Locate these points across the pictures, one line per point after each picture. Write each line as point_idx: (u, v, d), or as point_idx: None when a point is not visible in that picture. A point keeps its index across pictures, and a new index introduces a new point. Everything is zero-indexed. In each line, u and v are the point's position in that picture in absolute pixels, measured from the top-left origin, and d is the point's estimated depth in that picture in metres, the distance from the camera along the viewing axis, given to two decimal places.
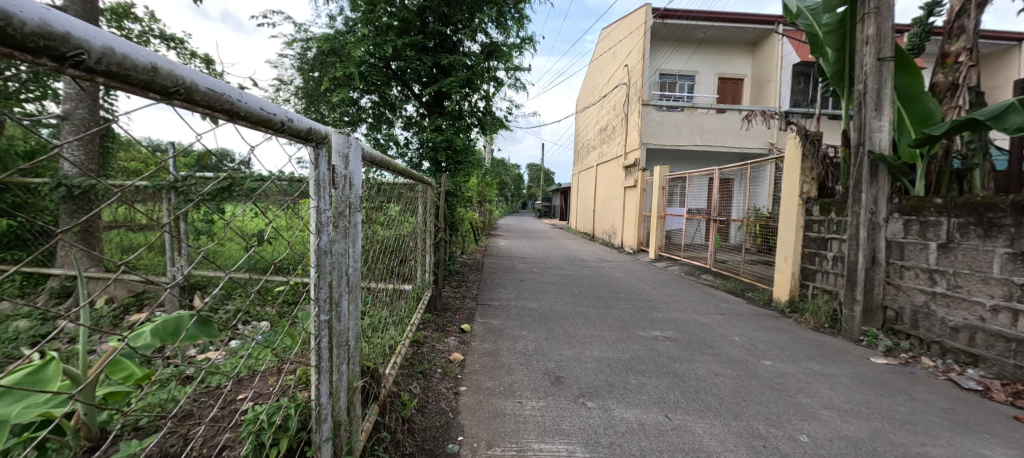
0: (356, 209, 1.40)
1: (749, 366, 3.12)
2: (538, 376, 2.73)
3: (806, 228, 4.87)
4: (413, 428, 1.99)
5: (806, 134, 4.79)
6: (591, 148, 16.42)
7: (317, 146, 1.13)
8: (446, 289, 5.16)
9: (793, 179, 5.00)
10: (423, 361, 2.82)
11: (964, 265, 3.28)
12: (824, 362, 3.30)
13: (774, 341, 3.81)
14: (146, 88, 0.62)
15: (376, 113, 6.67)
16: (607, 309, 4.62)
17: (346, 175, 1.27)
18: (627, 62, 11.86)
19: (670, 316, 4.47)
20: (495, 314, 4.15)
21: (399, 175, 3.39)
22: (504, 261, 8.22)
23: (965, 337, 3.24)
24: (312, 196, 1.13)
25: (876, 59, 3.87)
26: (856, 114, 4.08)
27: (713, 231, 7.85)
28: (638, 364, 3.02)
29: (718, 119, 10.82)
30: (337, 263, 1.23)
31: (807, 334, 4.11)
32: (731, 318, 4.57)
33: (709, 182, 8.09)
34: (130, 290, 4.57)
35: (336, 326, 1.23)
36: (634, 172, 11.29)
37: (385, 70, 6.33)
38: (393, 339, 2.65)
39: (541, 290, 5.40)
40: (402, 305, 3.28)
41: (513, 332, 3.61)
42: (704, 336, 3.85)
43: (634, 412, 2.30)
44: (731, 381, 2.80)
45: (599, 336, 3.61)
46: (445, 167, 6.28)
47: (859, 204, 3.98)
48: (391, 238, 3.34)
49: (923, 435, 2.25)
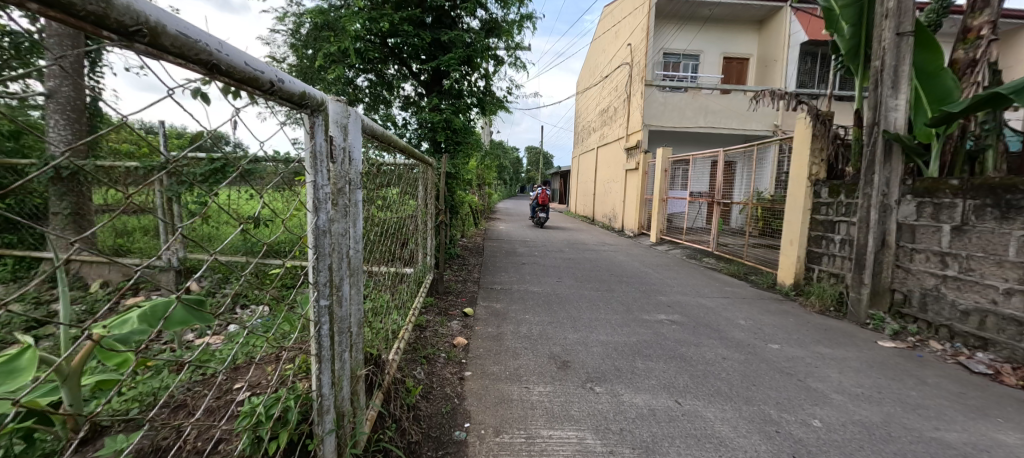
0: (356, 187, 1.28)
1: (757, 350, 3.08)
2: (544, 360, 2.68)
3: (813, 210, 4.79)
4: (418, 415, 1.94)
5: (817, 114, 4.66)
6: (592, 130, 16.16)
7: (312, 114, 1.00)
8: (446, 272, 5.10)
9: (800, 161, 4.90)
10: (426, 345, 2.75)
11: (977, 248, 3.21)
12: (832, 346, 3.26)
13: (781, 325, 3.76)
14: (98, 25, 0.50)
15: (373, 93, 6.57)
16: (609, 293, 4.57)
17: (345, 148, 1.16)
18: (629, 41, 11.56)
19: (674, 299, 4.43)
20: (497, 298, 4.10)
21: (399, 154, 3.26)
22: (504, 244, 8.13)
23: (975, 320, 3.20)
24: (308, 170, 1.01)
25: (895, 34, 3.71)
26: (872, 92, 3.95)
27: (716, 214, 7.77)
28: (645, 348, 2.97)
29: (722, 100, 10.62)
30: (337, 244, 1.14)
31: (812, 317, 4.07)
32: (736, 302, 4.52)
33: (713, 165, 7.98)
34: (125, 274, 4.49)
35: (337, 313, 1.15)
36: (636, 155, 11.11)
37: (382, 47, 6.12)
38: (396, 323, 2.58)
39: (544, 273, 5.35)
40: (404, 289, 3.23)
41: (516, 316, 3.56)
42: (711, 319, 3.79)
43: (644, 397, 2.25)
44: (740, 365, 2.77)
45: (604, 320, 3.56)
46: (444, 147, 6.12)
47: (871, 185, 3.89)
48: (391, 221, 3.26)
49: (937, 420, 2.22)
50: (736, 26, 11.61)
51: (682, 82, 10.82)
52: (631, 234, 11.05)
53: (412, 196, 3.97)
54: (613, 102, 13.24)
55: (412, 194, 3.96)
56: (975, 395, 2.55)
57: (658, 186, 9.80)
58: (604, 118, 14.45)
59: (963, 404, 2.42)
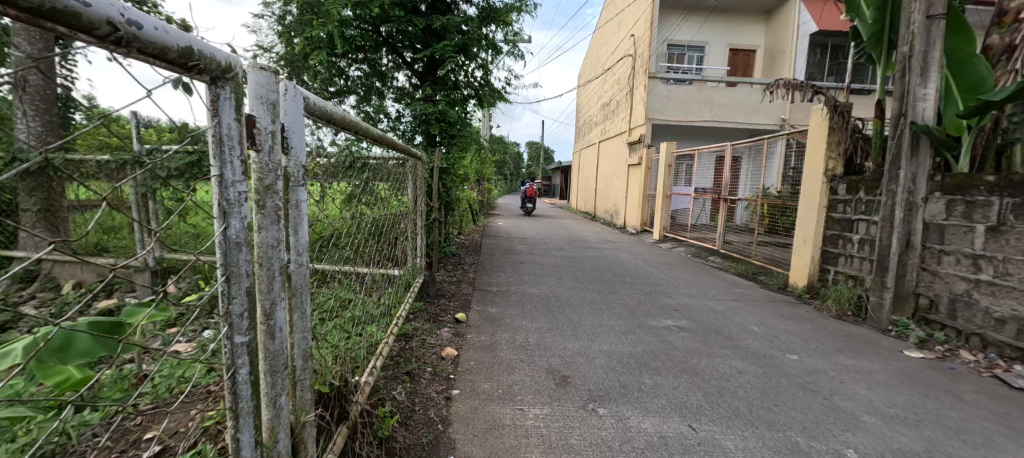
0: (297, 182, 1.01)
1: (774, 362, 2.81)
2: (542, 375, 2.41)
3: (829, 208, 4.51)
4: (392, 448, 1.68)
5: (835, 105, 4.37)
6: (594, 124, 15.83)
7: (216, 84, 0.73)
8: (440, 273, 4.83)
9: (815, 155, 4.61)
10: (411, 358, 2.49)
11: (1016, 251, 2.94)
12: (856, 357, 3.00)
13: (797, 332, 3.50)
14: None
15: (365, 84, 6.27)
16: (612, 295, 4.30)
17: (275, 130, 0.89)
18: (633, 32, 11.21)
19: (682, 303, 4.16)
20: (493, 301, 3.83)
21: (385, 147, 2.98)
22: (503, 242, 7.85)
23: (1013, 330, 2.93)
24: (212, 158, 0.74)
25: (924, 16, 3.41)
26: (898, 80, 3.65)
27: (723, 211, 7.47)
28: (652, 360, 2.71)
29: (728, 93, 10.30)
30: (265, 259, 0.87)
31: (830, 322, 3.81)
32: (747, 305, 4.26)
33: (720, 160, 7.67)
34: (99, 274, 4.22)
35: (265, 348, 0.89)
36: (639, 149, 10.79)
37: (373, 35, 5.82)
38: (375, 336, 2.33)
39: (543, 274, 5.08)
40: (386, 295, 2.98)
41: (512, 322, 3.30)
42: (722, 326, 3.53)
43: (653, 422, 1.99)
44: (758, 381, 2.50)
45: (607, 326, 3.29)
46: (438, 141, 5.83)
47: (896, 182, 3.60)
48: (375, 221, 3.02)
49: (985, 448, 1.96)
50: (743, 16, 11.23)
51: (687, 74, 10.49)
52: (633, 231, 10.77)
53: (401, 193, 3.70)
54: (615, 95, 12.91)
55: (401, 190, 3.69)
56: (1022, 416, 2.28)
57: (661, 182, 9.49)
58: (605, 112, 14.11)
59: (1011, 429, 2.15)
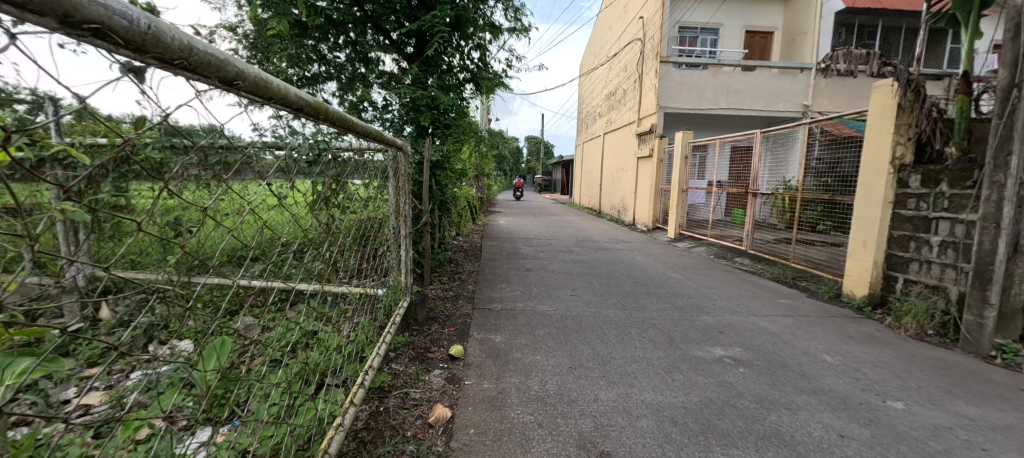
0: None
1: (879, 417, 2.09)
2: (571, 454, 1.69)
3: (898, 204, 3.78)
4: None
5: (909, 78, 3.62)
6: (598, 115, 15.06)
7: None
8: (432, 285, 4.11)
9: (879, 140, 3.87)
10: (384, 431, 1.76)
11: None
12: (978, 404, 2.27)
13: (882, 362, 2.77)
14: None
15: (349, 69, 5.52)
16: (640, 313, 3.57)
17: None
18: (641, 14, 10.38)
19: (726, 321, 3.43)
20: (497, 325, 3.11)
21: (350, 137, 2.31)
22: (505, 244, 7.10)
23: None
24: None
25: None
26: (1009, 44, 2.90)
27: (750, 207, 6.70)
28: (717, 418, 1.99)
29: (745, 78, 9.56)
30: None
31: (914, 347, 3.09)
32: (803, 323, 3.53)
33: (749, 151, 6.87)
34: None
35: None
36: (649, 141, 10.01)
37: (355, 11, 5.09)
38: (319, 416, 1.63)
39: (554, 285, 4.33)
40: (350, 343, 2.25)
41: (522, 357, 2.58)
42: (786, 355, 2.80)
43: None
44: (874, 454, 1.78)
45: (644, 362, 2.56)
46: (431, 131, 5.07)
47: (1005, 171, 2.87)
48: (354, 229, 2.71)
49: None
50: None
51: (701, 58, 9.68)
52: (644, 228, 9.99)
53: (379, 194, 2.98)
54: (622, 84, 12.09)
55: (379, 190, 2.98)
56: None
57: (676, 175, 8.70)
58: (611, 102, 13.30)
59: None
